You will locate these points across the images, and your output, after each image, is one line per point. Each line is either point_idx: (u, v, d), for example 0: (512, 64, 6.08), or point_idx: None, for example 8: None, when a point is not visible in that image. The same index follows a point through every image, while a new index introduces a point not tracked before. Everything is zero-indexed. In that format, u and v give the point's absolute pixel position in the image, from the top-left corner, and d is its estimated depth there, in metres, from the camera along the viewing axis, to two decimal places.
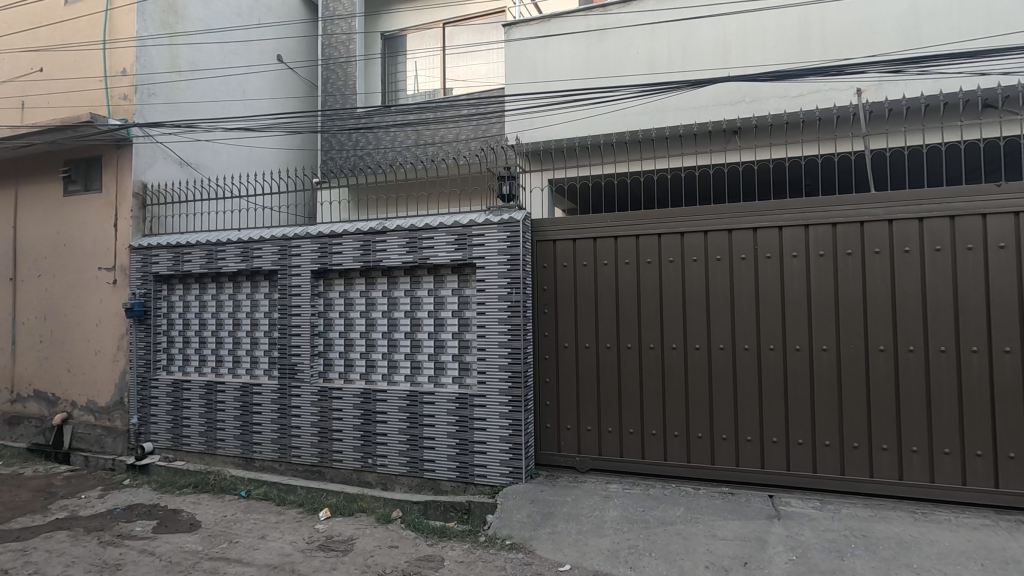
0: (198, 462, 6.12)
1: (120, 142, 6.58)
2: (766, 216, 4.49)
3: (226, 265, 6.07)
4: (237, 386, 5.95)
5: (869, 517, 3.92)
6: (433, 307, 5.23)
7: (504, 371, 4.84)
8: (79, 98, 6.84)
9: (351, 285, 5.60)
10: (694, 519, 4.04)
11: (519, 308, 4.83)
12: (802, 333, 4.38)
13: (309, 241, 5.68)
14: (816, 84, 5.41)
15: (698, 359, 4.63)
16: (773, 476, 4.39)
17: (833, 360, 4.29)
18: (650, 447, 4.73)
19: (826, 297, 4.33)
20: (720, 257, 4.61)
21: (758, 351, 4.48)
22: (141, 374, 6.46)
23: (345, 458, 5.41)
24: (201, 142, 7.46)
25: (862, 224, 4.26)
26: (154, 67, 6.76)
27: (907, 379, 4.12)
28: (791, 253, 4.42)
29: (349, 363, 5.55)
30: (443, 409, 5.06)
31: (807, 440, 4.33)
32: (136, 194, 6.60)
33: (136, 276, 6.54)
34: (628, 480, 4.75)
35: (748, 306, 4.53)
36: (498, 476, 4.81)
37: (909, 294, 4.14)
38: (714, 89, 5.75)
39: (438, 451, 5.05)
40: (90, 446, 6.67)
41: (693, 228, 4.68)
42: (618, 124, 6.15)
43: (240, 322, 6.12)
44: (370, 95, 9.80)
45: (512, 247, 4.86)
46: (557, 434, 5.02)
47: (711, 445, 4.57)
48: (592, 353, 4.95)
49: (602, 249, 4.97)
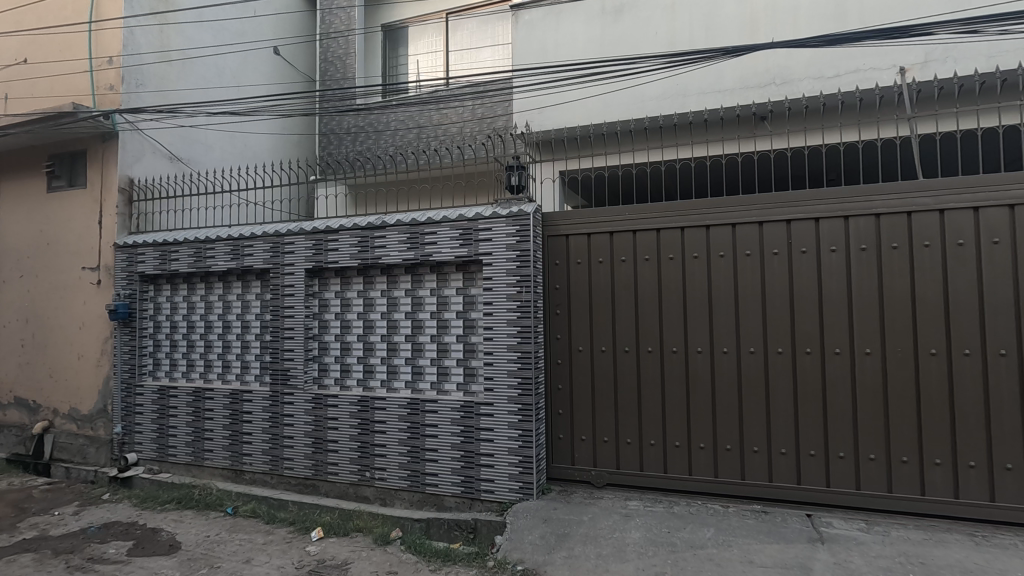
0: (185, 474, 5.72)
1: (106, 134, 6.25)
2: (801, 208, 4.09)
3: (216, 264, 5.70)
4: (226, 394, 5.56)
5: (925, 541, 3.50)
6: (436, 308, 4.85)
7: (514, 378, 4.43)
8: (65, 88, 6.50)
9: (348, 285, 5.22)
10: (728, 541, 3.62)
11: (529, 309, 4.42)
12: (842, 334, 3.98)
13: (303, 237, 5.30)
14: (854, 63, 4.96)
15: (725, 365, 4.23)
16: (810, 494, 3.98)
17: (877, 364, 3.89)
18: (673, 461, 4.32)
19: (869, 296, 3.93)
20: (750, 252, 4.22)
21: (794, 355, 4.08)
22: (125, 381, 6.08)
23: (341, 472, 5.01)
24: (190, 137, 7.13)
25: (909, 215, 3.86)
26: (142, 57, 6.42)
27: (963, 386, 3.71)
28: (829, 247, 4.02)
29: (345, 368, 5.16)
30: (447, 418, 4.65)
31: (848, 453, 3.92)
32: (122, 190, 6.24)
33: (120, 276, 6.16)
34: (649, 497, 4.34)
35: (781, 307, 4.12)
36: (507, 492, 4.40)
37: (963, 292, 3.75)
38: (740, 68, 5.34)
39: (441, 464, 4.65)
40: (72, 457, 6.29)
41: (719, 221, 4.29)
42: (637, 108, 5.73)
43: (230, 325, 5.74)
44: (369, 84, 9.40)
45: (522, 243, 4.46)
46: (571, 446, 4.62)
47: (741, 459, 4.16)
48: (608, 358, 4.55)
49: (619, 244, 4.58)
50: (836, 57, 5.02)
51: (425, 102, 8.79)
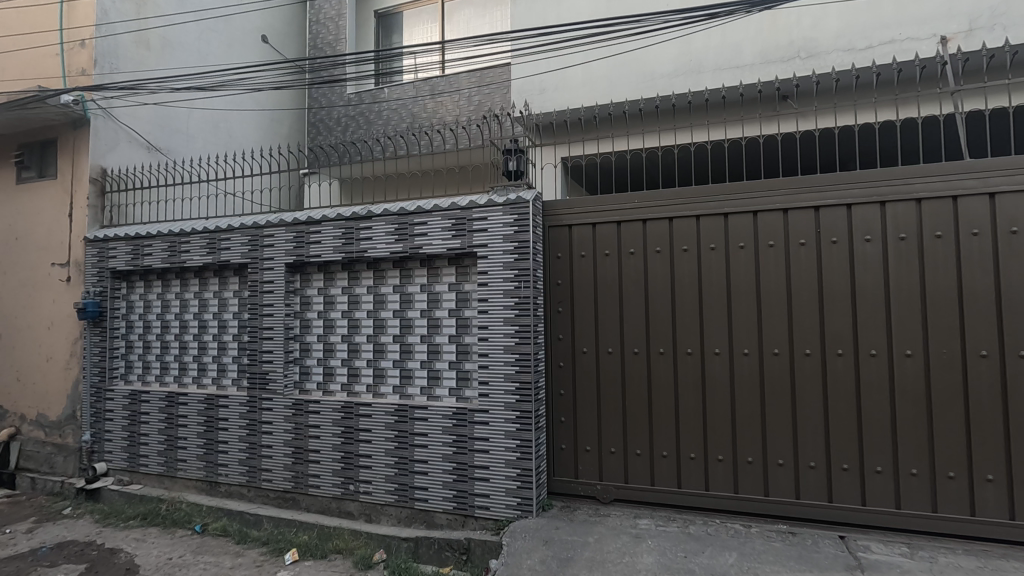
0: (157, 486, 5.29)
1: (77, 121, 5.85)
2: (832, 193, 3.66)
3: (191, 259, 5.29)
4: (201, 398, 5.14)
5: (981, 570, 3.05)
6: (427, 305, 4.43)
7: (511, 383, 4.01)
8: (33, 72, 6.10)
9: (332, 281, 4.81)
10: (752, 569, 3.19)
11: (528, 306, 3.99)
12: (878, 332, 3.55)
13: (283, 229, 4.88)
14: (889, 33, 4.52)
15: (746, 368, 3.81)
16: (844, 513, 3.55)
17: (920, 367, 3.46)
18: (688, 475, 3.90)
19: (910, 290, 3.51)
20: (773, 243, 3.79)
21: (823, 357, 3.66)
22: (95, 385, 5.66)
23: (323, 485, 4.59)
24: (169, 125, 6.74)
25: (954, 199, 3.44)
26: (118, 38, 6.06)
27: (1018, 392, 3.28)
28: (864, 236, 3.60)
29: (328, 372, 4.75)
30: (438, 426, 4.22)
31: (886, 467, 3.50)
32: (93, 180, 5.83)
33: (91, 272, 5.75)
34: (661, 515, 3.91)
35: (810, 304, 3.70)
36: (503, 509, 3.97)
37: (1018, 287, 3.31)
38: (761, 42, 4.92)
39: (431, 478, 4.22)
40: (38, 466, 5.86)
41: (740, 208, 3.86)
42: (646, 86, 5.30)
43: (207, 325, 5.32)
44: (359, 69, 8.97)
45: (520, 233, 4.04)
46: (574, 458, 4.20)
47: (764, 473, 3.74)
48: (615, 361, 4.13)
49: (628, 235, 4.16)
50: (869, 27, 4.58)
51: (420, 89, 8.39)
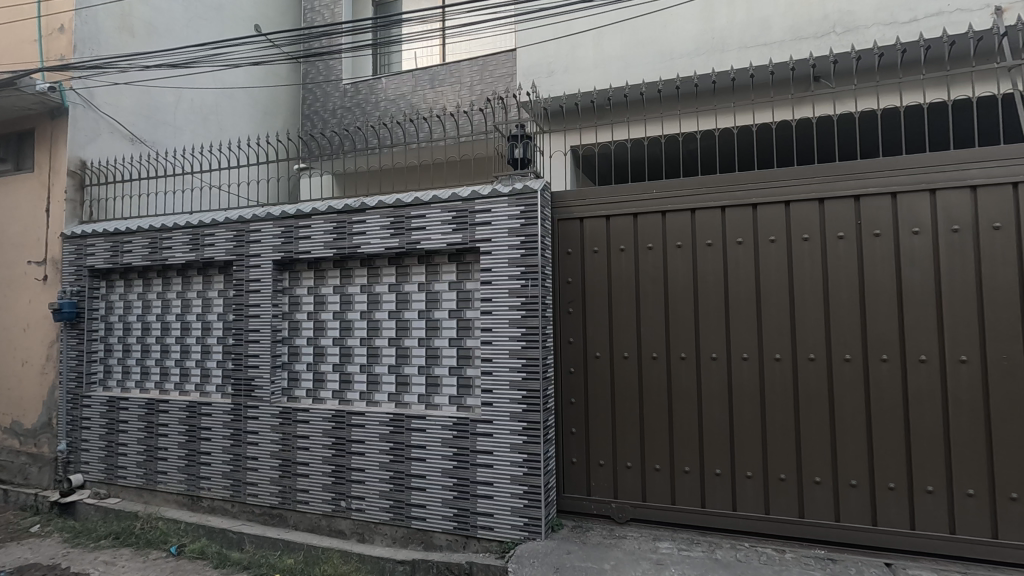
0: (135, 500, 4.93)
1: (56, 111, 5.50)
2: (876, 180, 3.28)
3: (173, 256, 4.92)
4: (182, 405, 4.78)
5: None
6: (426, 306, 4.06)
7: (518, 391, 3.63)
8: (10, 60, 5.74)
9: (323, 280, 4.44)
10: None
11: (536, 306, 3.63)
12: (928, 335, 3.18)
13: (271, 224, 4.51)
14: (936, 5, 4.17)
15: (778, 375, 3.44)
16: (890, 538, 3.18)
17: (977, 375, 3.09)
18: (713, 493, 3.52)
19: (964, 289, 3.14)
20: (808, 237, 3.42)
21: (865, 363, 3.28)
22: (71, 391, 5.29)
23: (313, 501, 4.22)
24: (154, 116, 6.39)
25: (1016, 185, 3.06)
26: (100, 22, 5.71)
27: None
28: (912, 229, 3.22)
29: (319, 378, 4.39)
30: (437, 437, 3.85)
31: (939, 487, 3.12)
32: (72, 173, 5.47)
33: (68, 271, 5.39)
34: (683, 537, 3.53)
35: (850, 303, 3.33)
36: (509, 530, 3.60)
37: None
38: (791, 18, 4.57)
39: (429, 494, 3.85)
40: (12, 477, 5.52)
41: (770, 198, 3.49)
42: (665, 65, 4.94)
43: (190, 327, 4.96)
44: (354, 38, 8.63)
45: (528, 226, 3.68)
46: (587, 472, 3.82)
47: (799, 492, 3.36)
48: (632, 366, 3.76)
49: (646, 228, 3.78)
50: (913, 0, 4.24)
51: (419, 79, 8.08)
